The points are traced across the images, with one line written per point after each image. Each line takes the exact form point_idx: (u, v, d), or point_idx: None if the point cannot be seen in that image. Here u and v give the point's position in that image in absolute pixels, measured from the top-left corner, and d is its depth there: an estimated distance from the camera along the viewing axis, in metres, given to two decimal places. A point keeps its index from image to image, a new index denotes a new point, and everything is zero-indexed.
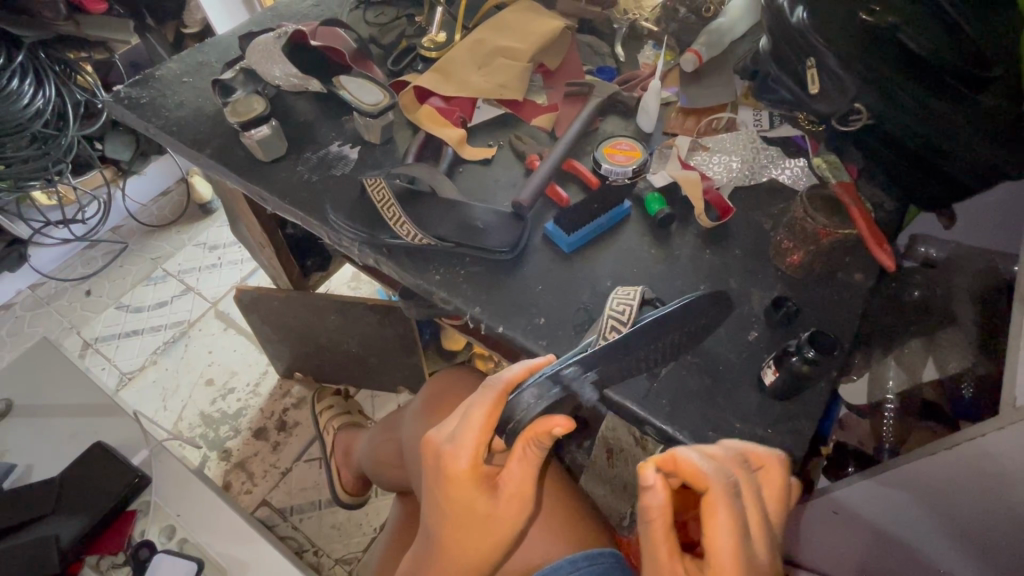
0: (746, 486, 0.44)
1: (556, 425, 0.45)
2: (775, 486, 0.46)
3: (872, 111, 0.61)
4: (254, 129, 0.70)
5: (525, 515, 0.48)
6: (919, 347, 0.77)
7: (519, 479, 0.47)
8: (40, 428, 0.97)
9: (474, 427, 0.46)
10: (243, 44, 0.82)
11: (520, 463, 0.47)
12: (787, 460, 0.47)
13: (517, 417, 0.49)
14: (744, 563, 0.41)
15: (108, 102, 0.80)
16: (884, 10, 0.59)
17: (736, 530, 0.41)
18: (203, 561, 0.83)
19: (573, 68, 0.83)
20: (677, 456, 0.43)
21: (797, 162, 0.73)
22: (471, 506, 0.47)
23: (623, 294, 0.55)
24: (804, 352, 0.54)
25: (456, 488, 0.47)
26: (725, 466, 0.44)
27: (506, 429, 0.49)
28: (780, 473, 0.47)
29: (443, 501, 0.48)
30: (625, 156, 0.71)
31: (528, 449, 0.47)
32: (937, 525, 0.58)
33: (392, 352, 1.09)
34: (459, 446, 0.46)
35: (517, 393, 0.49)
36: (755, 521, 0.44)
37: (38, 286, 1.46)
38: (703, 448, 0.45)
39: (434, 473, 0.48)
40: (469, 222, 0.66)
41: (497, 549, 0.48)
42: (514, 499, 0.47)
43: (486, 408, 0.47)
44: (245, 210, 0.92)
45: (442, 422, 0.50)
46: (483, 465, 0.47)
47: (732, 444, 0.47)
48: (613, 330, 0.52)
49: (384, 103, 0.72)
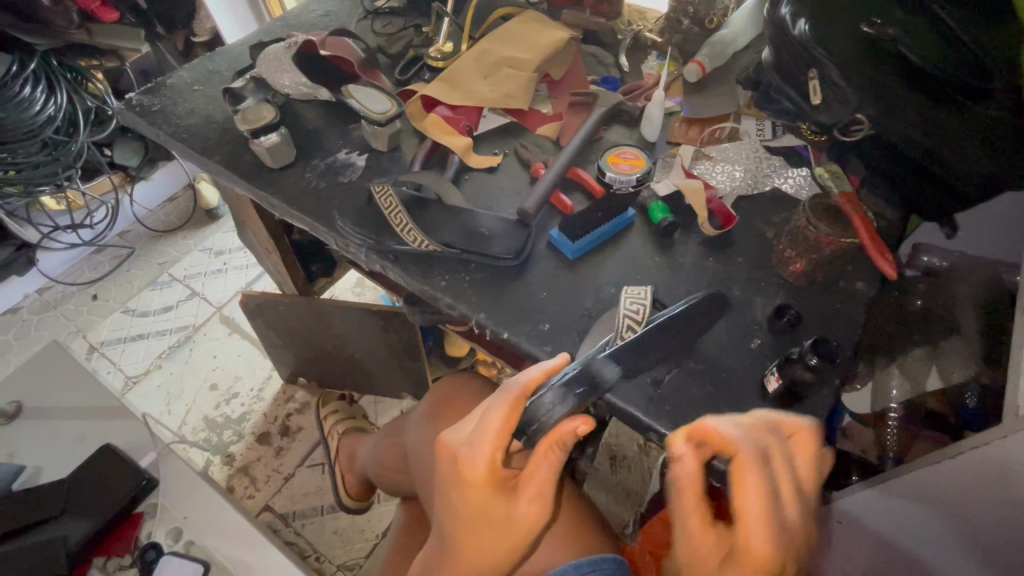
0: (774, 455, 0.46)
1: (580, 424, 0.48)
2: (807, 456, 0.48)
3: (873, 122, 0.62)
4: (262, 137, 0.71)
5: (544, 518, 0.48)
6: (921, 356, 0.77)
7: (541, 480, 0.48)
8: (49, 430, 0.98)
9: (491, 431, 0.47)
10: (254, 53, 0.83)
11: (542, 464, 0.48)
12: (819, 429, 0.48)
13: (539, 421, 0.49)
14: (775, 530, 0.42)
15: (120, 110, 0.81)
16: (884, 22, 0.61)
17: (763, 499, 0.42)
18: (209, 564, 0.84)
19: (578, 78, 0.84)
20: (707, 424, 0.45)
21: (799, 173, 0.74)
22: (488, 508, 0.47)
23: (635, 292, 0.57)
24: (806, 360, 0.54)
25: (474, 492, 0.47)
26: (753, 435, 0.46)
27: (527, 433, 0.49)
28: (813, 443, 0.48)
29: (460, 506, 0.48)
30: (629, 165, 0.71)
31: (548, 452, 0.48)
32: (945, 535, 0.57)
33: (396, 358, 1.10)
34: (476, 450, 0.47)
35: (536, 397, 0.50)
36: (786, 492, 0.45)
37: (45, 290, 1.47)
38: (734, 420, 0.47)
39: (450, 475, 0.49)
40: (474, 229, 0.66)
41: (515, 552, 0.48)
42: (534, 500, 0.48)
43: (504, 412, 0.47)
44: (252, 216, 0.93)
45: (458, 424, 0.51)
46: (499, 469, 0.47)
47: (761, 415, 0.49)
48: (629, 329, 0.55)
49: (392, 112, 0.73)
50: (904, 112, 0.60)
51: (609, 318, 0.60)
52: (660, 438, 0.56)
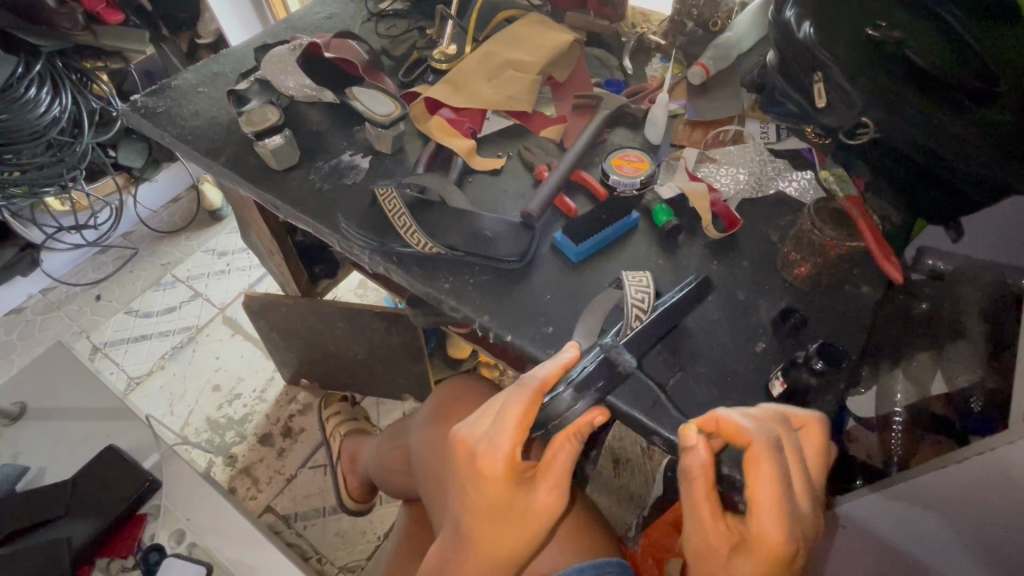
0: (788, 444, 0.45)
1: (596, 415, 0.50)
2: (815, 445, 0.48)
3: (878, 125, 0.61)
4: (267, 139, 0.71)
5: (561, 506, 0.49)
6: (927, 360, 0.77)
7: (559, 472, 0.49)
8: (54, 430, 0.98)
9: (510, 425, 0.47)
10: (259, 55, 0.83)
11: (560, 454, 0.49)
12: (827, 420, 0.48)
13: (558, 416, 0.53)
14: (791, 522, 0.42)
15: (125, 111, 0.81)
16: (889, 26, 0.61)
17: (778, 490, 0.42)
18: (212, 565, 0.84)
19: (582, 80, 0.84)
20: (718, 416, 0.45)
21: (803, 175, 0.74)
22: (507, 500, 0.48)
23: (636, 279, 0.59)
24: (812, 363, 0.55)
25: (492, 486, 0.47)
26: (766, 424, 0.45)
27: (547, 426, 0.53)
28: (820, 433, 0.48)
29: (477, 499, 0.48)
30: (633, 168, 0.71)
31: (566, 442, 0.49)
32: (951, 542, 0.57)
33: (398, 360, 1.10)
34: (494, 446, 0.47)
35: (554, 394, 0.53)
36: (797, 483, 0.44)
37: (49, 291, 1.48)
38: (747, 410, 0.46)
39: (468, 471, 0.48)
40: (478, 232, 0.66)
41: (532, 540, 0.49)
42: (553, 489, 0.49)
43: (523, 407, 0.47)
44: (256, 217, 0.93)
45: (471, 418, 0.50)
46: (518, 464, 0.47)
47: (771, 404, 0.48)
48: (636, 317, 0.57)
49: (396, 115, 0.73)
50: (907, 113, 0.59)
51: (600, 303, 0.60)
52: (665, 442, 0.56)
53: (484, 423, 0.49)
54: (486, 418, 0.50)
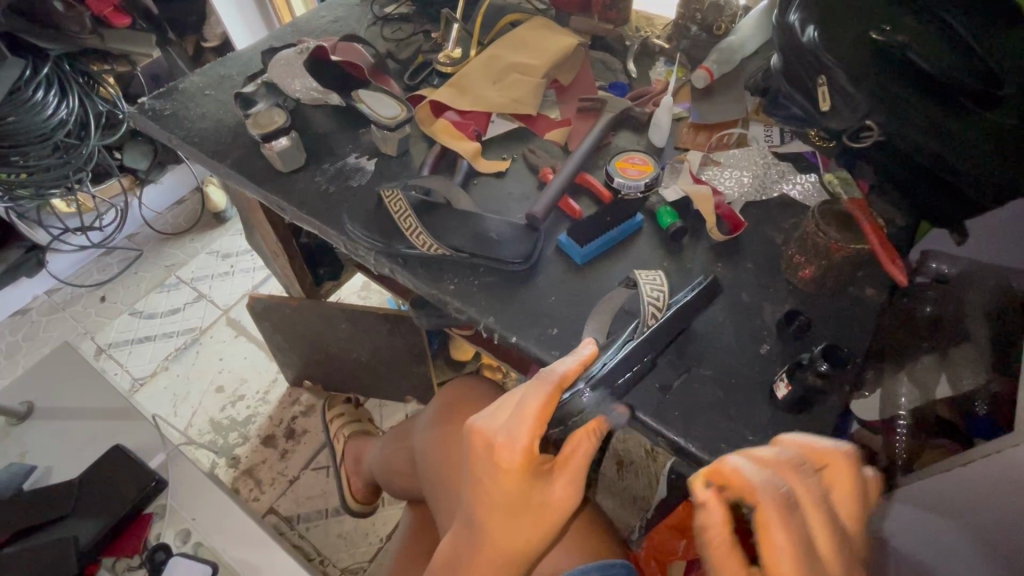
0: (806, 499, 0.41)
1: None
2: (844, 483, 0.43)
3: (884, 129, 0.60)
4: (274, 141, 0.71)
5: (575, 501, 0.50)
6: (931, 363, 0.75)
7: (575, 464, 0.50)
8: (59, 430, 0.98)
9: (529, 419, 0.47)
10: (266, 58, 0.84)
11: (579, 448, 0.50)
12: (854, 454, 0.43)
13: (579, 413, 0.52)
14: None
15: (133, 113, 0.82)
16: (893, 30, 0.61)
17: (795, 553, 0.38)
18: (217, 565, 0.85)
19: (585, 84, 0.85)
20: (722, 466, 0.41)
21: (808, 178, 0.75)
22: (524, 494, 0.48)
23: (652, 279, 0.58)
24: (816, 366, 0.54)
25: (510, 480, 0.47)
26: (777, 474, 0.41)
27: (567, 423, 0.52)
28: (846, 468, 0.43)
29: (494, 494, 0.48)
30: (637, 171, 0.72)
31: (585, 437, 0.50)
32: (956, 547, 0.57)
33: (403, 362, 1.10)
34: (513, 439, 0.47)
35: (573, 392, 0.52)
36: (820, 535, 0.41)
37: (54, 292, 1.48)
38: (755, 456, 0.42)
39: (484, 463, 0.48)
40: (483, 234, 0.67)
41: (546, 535, 0.50)
42: (569, 482, 0.50)
43: (542, 400, 0.48)
44: (261, 220, 0.94)
45: (487, 411, 0.50)
46: (535, 457, 0.47)
47: (788, 444, 0.44)
48: (653, 316, 0.56)
49: (401, 117, 0.74)
50: (913, 116, 0.59)
51: (607, 302, 0.60)
52: (670, 445, 0.56)
53: (501, 416, 0.49)
54: (502, 411, 0.49)
